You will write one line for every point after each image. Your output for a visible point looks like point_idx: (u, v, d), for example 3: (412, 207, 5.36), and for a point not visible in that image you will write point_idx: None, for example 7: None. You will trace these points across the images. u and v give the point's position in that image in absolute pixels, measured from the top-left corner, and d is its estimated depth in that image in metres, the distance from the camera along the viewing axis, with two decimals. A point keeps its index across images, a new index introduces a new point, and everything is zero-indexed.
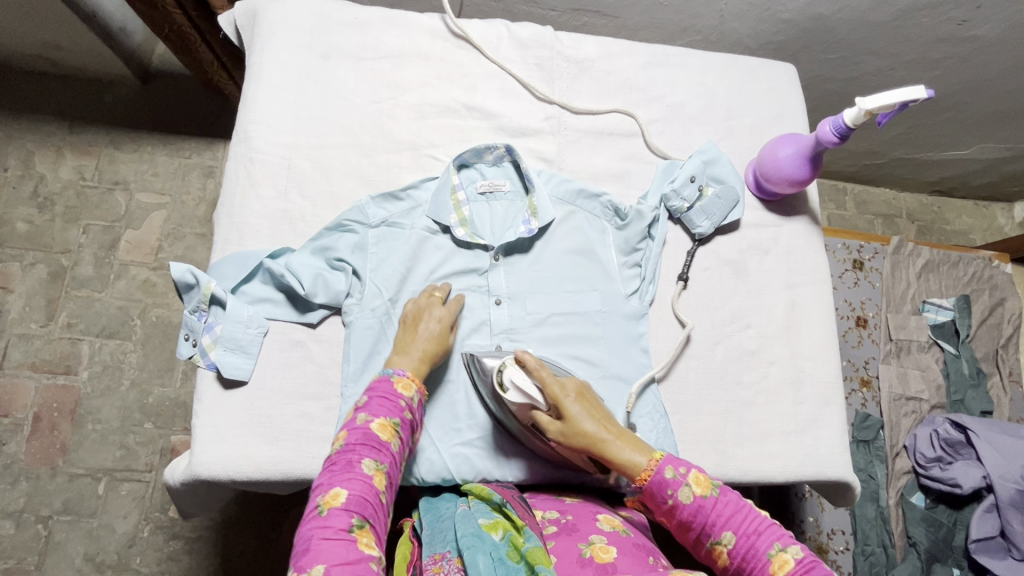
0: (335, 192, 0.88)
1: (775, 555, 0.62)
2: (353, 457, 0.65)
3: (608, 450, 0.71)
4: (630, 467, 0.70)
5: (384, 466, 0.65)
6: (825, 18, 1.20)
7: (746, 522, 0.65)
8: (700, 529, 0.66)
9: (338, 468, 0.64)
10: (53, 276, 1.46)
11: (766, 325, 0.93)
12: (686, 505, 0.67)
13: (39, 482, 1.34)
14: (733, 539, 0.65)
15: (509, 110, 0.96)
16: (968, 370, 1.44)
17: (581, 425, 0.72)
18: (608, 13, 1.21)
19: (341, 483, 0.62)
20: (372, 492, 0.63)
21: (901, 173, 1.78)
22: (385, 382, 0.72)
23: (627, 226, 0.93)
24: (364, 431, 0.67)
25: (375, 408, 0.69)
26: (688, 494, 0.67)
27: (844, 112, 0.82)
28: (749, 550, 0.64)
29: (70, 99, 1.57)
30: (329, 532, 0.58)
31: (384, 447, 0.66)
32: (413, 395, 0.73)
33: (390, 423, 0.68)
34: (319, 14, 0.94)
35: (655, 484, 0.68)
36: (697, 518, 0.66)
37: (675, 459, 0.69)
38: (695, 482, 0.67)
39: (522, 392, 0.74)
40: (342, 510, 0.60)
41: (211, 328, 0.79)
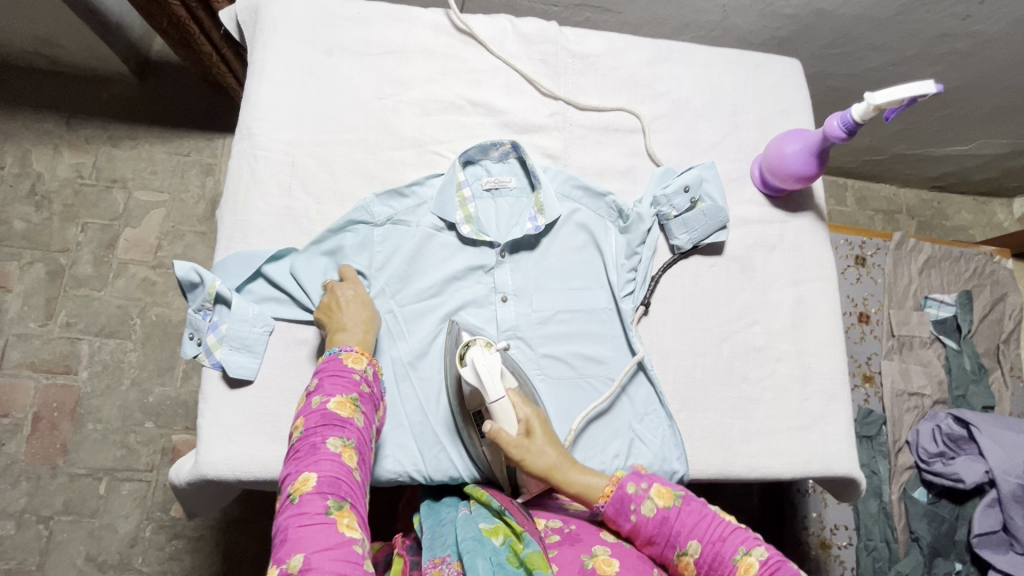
0: (339, 189, 0.87)
1: (740, 559, 0.63)
2: (316, 440, 0.64)
3: (567, 475, 0.72)
4: (589, 490, 0.71)
5: (352, 442, 0.65)
6: (828, 13, 1.20)
7: (710, 529, 0.65)
8: (665, 542, 0.66)
9: (304, 454, 0.63)
10: (52, 275, 1.45)
11: (772, 322, 0.93)
12: (650, 519, 0.67)
13: (40, 482, 1.33)
14: (698, 548, 0.65)
15: (514, 106, 0.95)
16: (969, 365, 1.44)
17: (542, 449, 0.72)
18: (610, 9, 1.21)
19: (310, 467, 0.61)
20: (344, 470, 0.62)
21: (901, 169, 1.78)
22: (334, 360, 0.71)
23: (629, 228, 0.92)
24: (322, 413, 0.66)
25: (329, 388, 0.68)
26: (651, 507, 0.67)
27: (853, 107, 0.82)
28: (715, 556, 0.64)
29: (66, 95, 1.55)
30: (306, 517, 0.57)
31: (347, 425, 0.66)
32: (365, 367, 0.73)
33: (348, 400, 0.68)
34: (322, 9, 0.93)
35: (618, 500, 0.68)
36: (661, 531, 0.66)
37: (637, 475, 0.70)
38: (657, 495, 0.68)
39: (477, 374, 0.75)
40: (316, 493, 0.59)
41: (217, 327, 0.79)
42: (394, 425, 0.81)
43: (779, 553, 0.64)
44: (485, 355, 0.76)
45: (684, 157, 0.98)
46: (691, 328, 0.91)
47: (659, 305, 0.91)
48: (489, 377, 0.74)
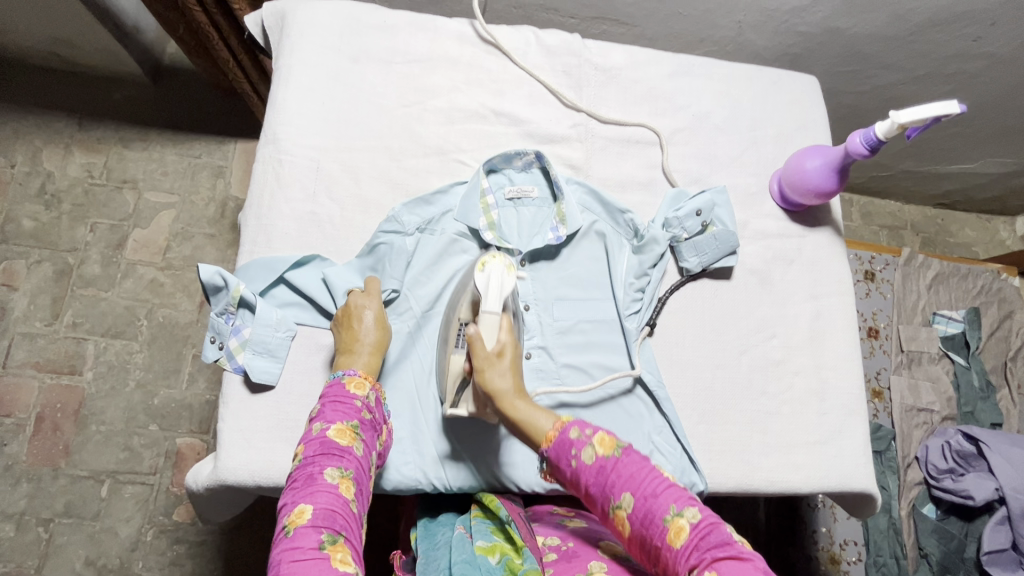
0: (364, 196, 0.87)
1: (672, 520, 0.58)
2: (314, 470, 0.62)
3: (518, 406, 0.67)
4: (535, 428, 0.67)
5: (350, 472, 0.63)
6: (842, 31, 1.21)
7: (645, 484, 0.61)
8: (598, 493, 0.63)
9: (300, 484, 0.61)
10: (59, 274, 1.44)
11: (790, 336, 0.93)
12: (588, 466, 0.64)
13: (41, 484, 1.31)
14: (631, 502, 0.61)
15: (537, 116, 0.96)
16: (977, 382, 1.44)
17: (506, 373, 0.69)
18: (626, 22, 1.23)
19: (305, 499, 0.59)
20: (340, 502, 0.60)
21: (907, 185, 1.80)
22: (337, 385, 0.71)
23: (643, 248, 0.92)
24: (321, 441, 0.64)
25: (329, 414, 0.67)
26: (590, 454, 0.64)
27: (876, 125, 0.82)
28: (647, 515, 0.60)
29: (79, 95, 1.55)
30: (299, 552, 0.54)
31: (345, 453, 0.64)
32: (367, 394, 0.72)
33: (348, 428, 0.66)
34: (348, 17, 0.94)
35: (560, 444, 0.66)
36: (597, 480, 0.63)
37: (583, 422, 0.66)
38: (598, 443, 0.64)
39: (487, 283, 0.73)
40: (310, 527, 0.57)
41: (239, 332, 0.79)
42: (412, 431, 0.81)
43: (714, 516, 0.58)
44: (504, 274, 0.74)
45: (704, 169, 0.99)
46: (710, 341, 0.91)
47: (679, 317, 0.91)
48: (497, 291, 0.73)
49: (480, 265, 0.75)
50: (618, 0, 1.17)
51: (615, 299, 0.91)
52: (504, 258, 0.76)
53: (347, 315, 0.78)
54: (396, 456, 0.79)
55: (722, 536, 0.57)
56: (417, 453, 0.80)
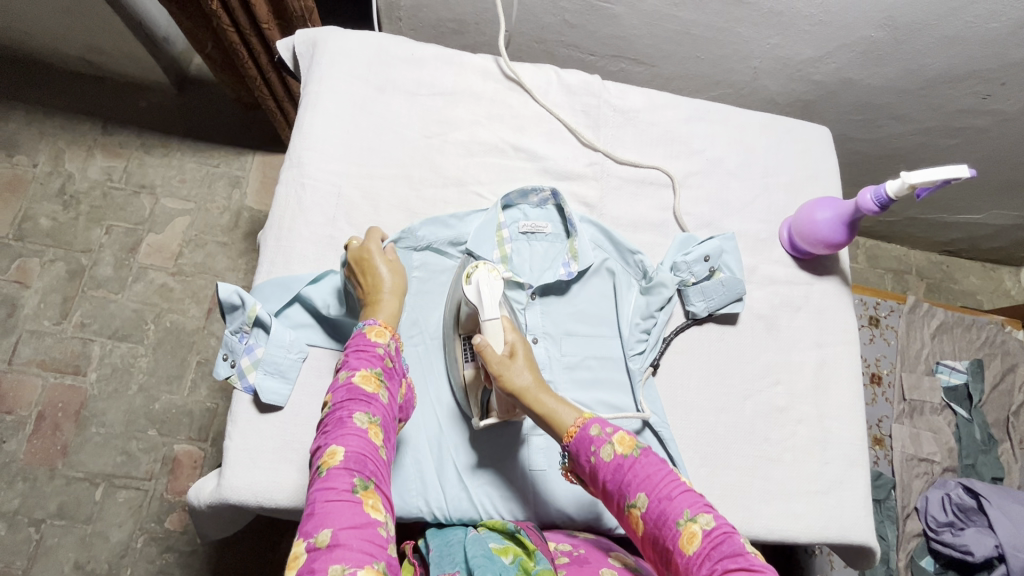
0: (382, 223, 0.89)
1: (684, 525, 0.60)
2: (343, 414, 0.65)
3: (542, 401, 0.72)
4: (557, 421, 0.71)
5: (377, 419, 0.66)
6: (855, 82, 1.24)
7: (662, 486, 0.63)
8: (615, 490, 0.65)
9: (331, 429, 0.64)
10: (72, 275, 1.46)
11: (795, 383, 0.94)
12: (607, 463, 0.66)
13: (36, 483, 1.31)
14: (646, 501, 0.63)
15: (555, 153, 0.98)
16: (979, 435, 1.44)
17: (522, 369, 0.73)
18: (645, 62, 1.26)
19: (337, 441, 0.62)
20: (370, 448, 0.63)
21: (914, 231, 1.81)
22: (360, 335, 0.73)
23: (651, 289, 0.93)
24: (348, 387, 0.67)
25: (354, 363, 0.69)
26: (609, 452, 0.66)
27: (887, 183, 0.84)
28: (660, 515, 0.61)
29: (105, 100, 1.59)
30: (333, 493, 0.58)
31: (373, 400, 0.66)
32: (388, 341, 0.73)
33: (373, 375, 0.68)
34: (378, 48, 0.97)
35: (580, 440, 0.69)
36: (615, 477, 0.65)
37: (604, 420, 0.69)
38: (618, 441, 0.67)
39: (479, 292, 0.76)
40: (343, 469, 0.60)
41: (252, 351, 0.80)
42: (417, 459, 0.81)
43: (728, 525, 0.59)
44: (490, 278, 0.77)
45: (715, 214, 1.01)
46: (716, 384, 0.92)
47: (685, 358, 0.92)
48: (490, 297, 0.75)
49: (466, 277, 0.77)
50: (637, 41, 1.20)
51: (621, 338, 0.92)
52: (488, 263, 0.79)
53: (365, 273, 0.80)
54: (400, 483, 0.79)
55: (734, 545, 0.58)
56: (420, 481, 0.80)
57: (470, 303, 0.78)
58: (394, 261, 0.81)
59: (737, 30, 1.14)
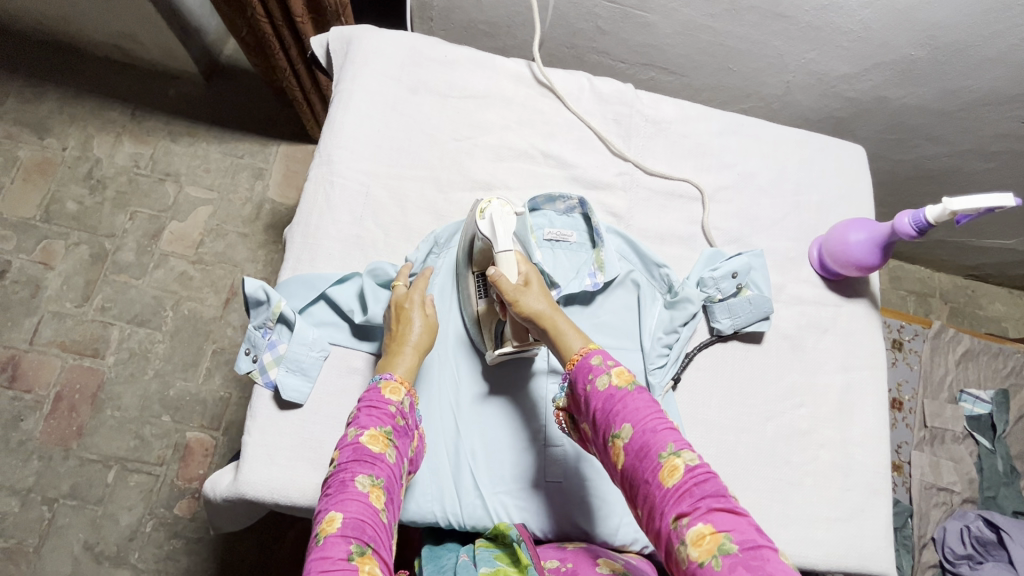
0: (409, 223, 0.89)
1: (667, 458, 0.58)
2: (345, 476, 0.60)
3: (556, 323, 0.71)
4: (564, 347, 0.70)
5: (381, 481, 0.61)
6: (890, 101, 1.22)
7: (649, 419, 0.61)
8: (602, 419, 0.64)
9: (332, 490, 0.59)
10: (95, 258, 1.48)
11: (819, 407, 0.92)
12: (601, 392, 0.64)
13: (51, 463, 1.33)
14: (631, 431, 0.61)
15: (585, 162, 0.97)
16: (1002, 467, 1.40)
17: (537, 296, 0.73)
18: (675, 71, 1.24)
19: (336, 506, 0.57)
20: (370, 512, 0.58)
21: (941, 253, 1.77)
22: (374, 389, 0.69)
23: (675, 304, 0.91)
24: (354, 446, 0.62)
25: (363, 420, 0.65)
26: (605, 382, 0.65)
27: (926, 209, 0.83)
28: (643, 447, 0.60)
29: (136, 87, 1.61)
30: (328, 564, 0.53)
31: (378, 461, 0.62)
32: (402, 399, 0.69)
33: (381, 434, 0.64)
34: (412, 49, 0.97)
35: (580, 368, 0.67)
36: (605, 406, 0.64)
37: (606, 353, 0.68)
38: (616, 373, 0.65)
39: (492, 228, 0.77)
40: (340, 537, 0.55)
41: (274, 347, 0.80)
42: (435, 463, 0.81)
43: (709, 466, 0.58)
44: (503, 214, 0.78)
45: (744, 230, 0.99)
46: (738, 404, 0.90)
47: (708, 375, 0.91)
48: (503, 232, 0.76)
49: (480, 212, 0.78)
50: (669, 50, 1.19)
51: (643, 351, 0.89)
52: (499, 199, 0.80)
53: (399, 320, 0.77)
54: (416, 486, 0.79)
55: (715, 484, 0.56)
56: (437, 487, 0.79)
57: (484, 238, 0.79)
58: (431, 317, 0.78)
59: (773, 44, 1.12)
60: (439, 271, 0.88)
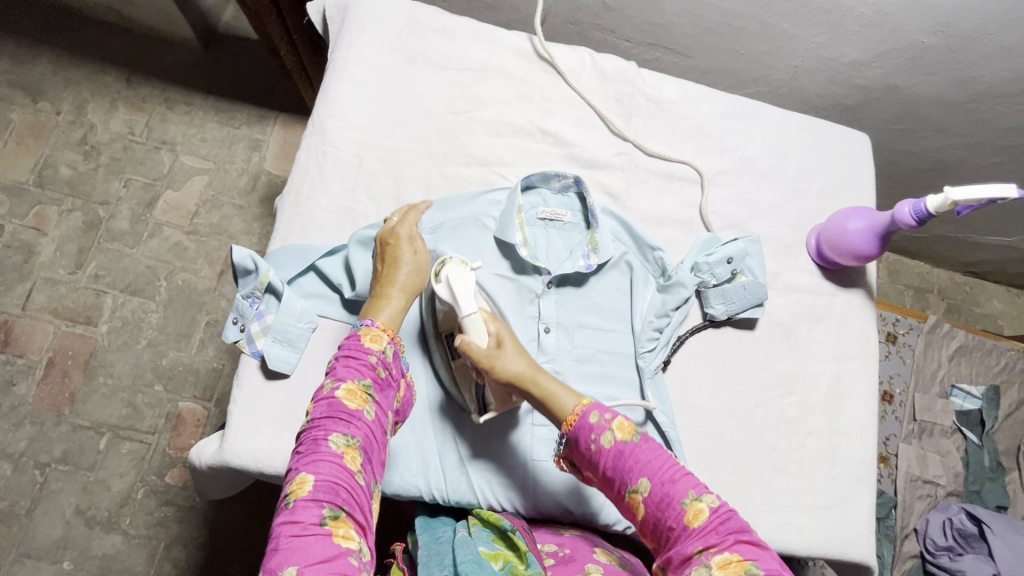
0: (402, 196, 0.88)
1: (689, 503, 0.58)
2: (318, 435, 0.59)
3: (539, 383, 0.67)
4: (557, 407, 0.67)
5: (356, 441, 0.60)
6: (899, 90, 1.19)
7: (663, 469, 0.60)
8: (616, 477, 0.62)
9: (305, 449, 0.59)
10: (89, 226, 1.46)
11: (808, 395, 0.92)
12: (608, 450, 0.62)
13: (43, 428, 1.33)
14: (648, 485, 0.60)
15: (583, 140, 0.95)
16: (988, 462, 1.41)
17: (515, 356, 0.68)
18: (681, 52, 1.22)
19: (308, 468, 0.57)
20: (345, 474, 0.58)
21: (942, 249, 1.76)
22: (353, 338, 0.68)
23: (668, 288, 0.90)
24: (329, 402, 0.61)
25: (341, 372, 0.64)
26: (610, 439, 0.63)
27: (927, 198, 0.81)
28: (664, 498, 0.59)
29: (133, 53, 1.58)
30: (299, 528, 0.53)
31: (354, 419, 0.61)
32: (384, 347, 0.68)
33: (359, 389, 0.63)
34: (410, 17, 0.94)
35: (580, 429, 0.64)
36: (617, 464, 0.62)
37: (603, 406, 0.65)
38: (618, 427, 0.63)
39: (451, 289, 0.72)
40: (311, 501, 0.55)
41: (262, 317, 0.79)
42: (419, 440, 0.81)
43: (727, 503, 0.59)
44: (461, 272, 0.73)
45: (742, 215, 0.97)
46: (727, 389, 0.90)
47: (698, 360, 0.90)
48: (463, 291, 0.71)
49: (435, 277, 0.73)
50: (677, 30, 1.16)
51: (633, 335, 0.89)
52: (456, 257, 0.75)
53: (385, 258, 0.76)
54: (399, 462, 0.79)
55: (739, 521, 0.57)
56: (422, 462, 0.80)
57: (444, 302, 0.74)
58: (419, 258, 0.77)
59: (781, 26, 1.10)
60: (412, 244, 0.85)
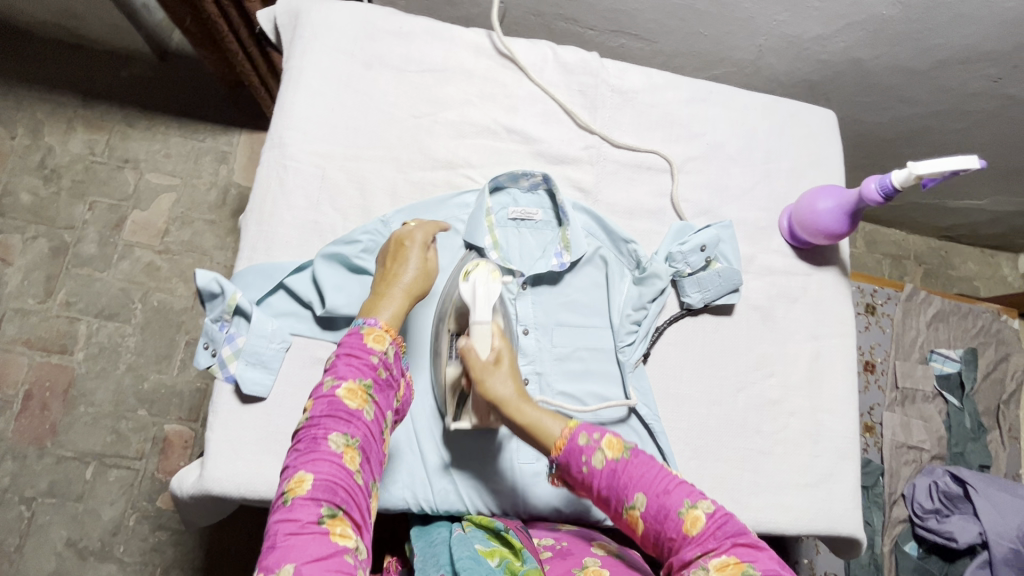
0: (369, 206, 0.86)
1: (686, 512, 0.58)
2: (318, 433, 0.58)
3: (523, 410, 0.66)
4: (543, 433, 0.65)
5: (355, 441, 0.59)
6: (863, 62, 1.19)
7: (657, 481, 0.60)
8: (612, 497, 0.61)
9: (304, 447, 0.58)
10: (55, 252, 1.42)
11: (789, 375, 0.93)
12: (600, 471, 0.61)
13: (26, 462, 1.30)
14: (645, 500, 0.59)
15: (550, 136, 0.94)
16: (969, 424, 1.45)
17: (505, 378, 0.67)
18: (645, 37, 1.20)
19: (307, 466, 0.56)
20: (343, 474, 0.57)
21: (916, 216, 1.78)
22: (355, 335, 0.66)
23: (644, 280, 0.90)
24: (329, 400, 0.60)
25: (342, 370, 0.63)
26: (601, 459, 0.62)
27: (892, 173, 0.81)
28: (660, 510, 0.59)
29: (86, 70, 1.52)
30: (296, 526, 0.53)
31: (353, 419, 0.60)
32: (386, 348, 0.66)
33: (359, 388, 0.62)
34: (364, 21, 0.92)
35: (569, 451, 0.63)
36: (610, 484, 0.61)
37: (590, 426, 0.64)
38: (607, 446, 0.62)
39: (474, 293, 0.72)
40: (309, 499, 0.54)
41: (233, 340, 0.77)
42: (403, 453, 0.80)
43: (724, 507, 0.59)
44: (489, 281, 0.73)
45: (713, 201, 0.97)
46: (708, 376, 0.90)
47: (678, 349, 0.90)
48: (484, 300, 0.71)
49: (464, 275, 0.74)
50: (639, 15, 1.15)
51: (613, 328, 0.89)
52: (489, 265, 0.75)
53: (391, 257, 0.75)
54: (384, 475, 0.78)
55: (735, 523, 0.57)
56: (407, 475, 0.79)
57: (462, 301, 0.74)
58: (427, 262, 0.76)
59: (743, 5, 1.09)
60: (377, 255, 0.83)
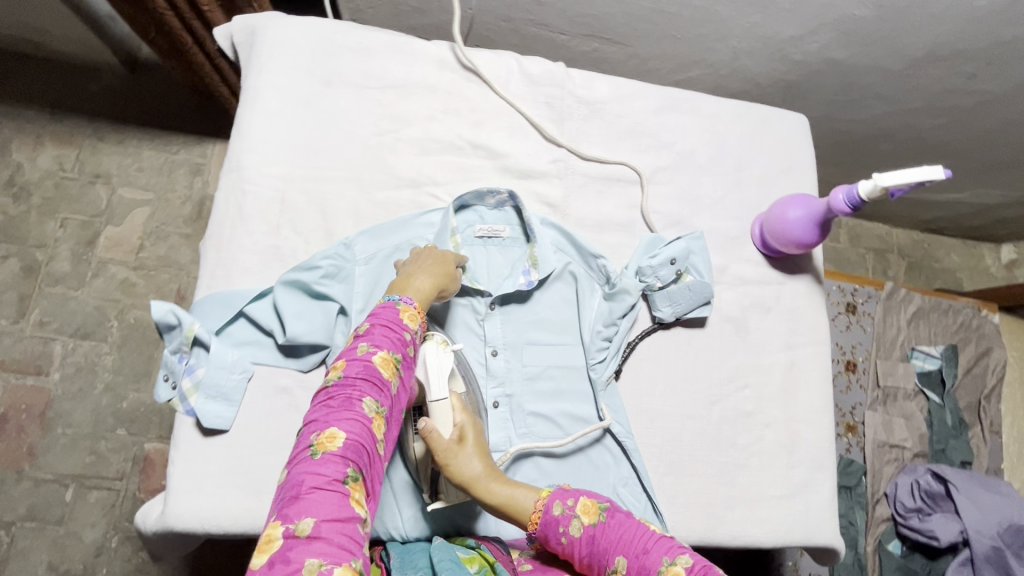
0: (331, 229, 0.84)
1: (666, 570, 0.59)
2: (353, 394, 0.59)
3: (493, 488, 0.67)
4: (518, 508, 0.67)
5: (383, 410, 0.60)
6: (837, 62, 1.18)
7: (636, 542, 0.62)
8: (594, 564, 0.63)
9: (336, 404, 0.58)
10: (27, 271, 1.39)
11: (764, 386, 0.92)
12: (579, 538, 0.63)
13: (3, 486, 1.28)
14: (625, 562, 0.61)
15: (516, 150, 0.93)
16: (951, 420, 1.45)
17: (473, 458, 0.67)
18: (618, 41, 1.18)
19: (340, 424, 0.56)
20: (370, 438, 0.57)
21: (897, 210, 1.78)
22: (390, 309, 0.66)
23: (614, 296, 0.89)
24: (366, 364, 0.60)
25: (378, 338, 0.63)
26: (578, 526, 0.64)
27: (859, 184, 0.81)
28: (641, 571, 0.60)
29: (51, 84, 1.48)
30: (322, 480, 0.52)
31: (384, 388, 0.61)
32: (417, 329, 0.67)
33: (392, 360, 0.63)
34: (322, 36, 0.90)
35: (545, 523, 0.65)
36: (591, 550, 0.63)
37: (563, 493, 0.67)
38: (583, 512, 0.65)
39: (426, 372, 0.70)
40: (338, 457, 0.54)
41: (192, 372, 0.75)
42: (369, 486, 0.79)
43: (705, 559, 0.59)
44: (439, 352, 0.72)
45: (684, 211, 0.96)
46: (682, 390, 0.89)
47: (651, 364, 0.89)
48: (437, 376, 0.69)
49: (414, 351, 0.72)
50: (610, 20, 1.13)
51: (583, 345, 0.88)
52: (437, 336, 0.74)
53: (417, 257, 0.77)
54: None
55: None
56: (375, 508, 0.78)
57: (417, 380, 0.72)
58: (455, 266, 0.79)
59: (713, 8, 1.07)
60: (337, 279, 0.82)
